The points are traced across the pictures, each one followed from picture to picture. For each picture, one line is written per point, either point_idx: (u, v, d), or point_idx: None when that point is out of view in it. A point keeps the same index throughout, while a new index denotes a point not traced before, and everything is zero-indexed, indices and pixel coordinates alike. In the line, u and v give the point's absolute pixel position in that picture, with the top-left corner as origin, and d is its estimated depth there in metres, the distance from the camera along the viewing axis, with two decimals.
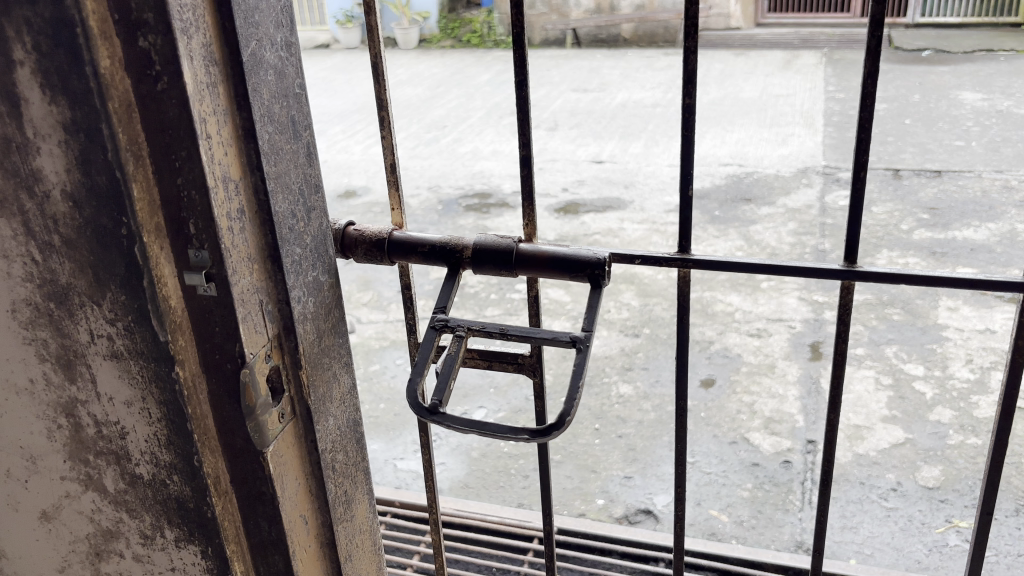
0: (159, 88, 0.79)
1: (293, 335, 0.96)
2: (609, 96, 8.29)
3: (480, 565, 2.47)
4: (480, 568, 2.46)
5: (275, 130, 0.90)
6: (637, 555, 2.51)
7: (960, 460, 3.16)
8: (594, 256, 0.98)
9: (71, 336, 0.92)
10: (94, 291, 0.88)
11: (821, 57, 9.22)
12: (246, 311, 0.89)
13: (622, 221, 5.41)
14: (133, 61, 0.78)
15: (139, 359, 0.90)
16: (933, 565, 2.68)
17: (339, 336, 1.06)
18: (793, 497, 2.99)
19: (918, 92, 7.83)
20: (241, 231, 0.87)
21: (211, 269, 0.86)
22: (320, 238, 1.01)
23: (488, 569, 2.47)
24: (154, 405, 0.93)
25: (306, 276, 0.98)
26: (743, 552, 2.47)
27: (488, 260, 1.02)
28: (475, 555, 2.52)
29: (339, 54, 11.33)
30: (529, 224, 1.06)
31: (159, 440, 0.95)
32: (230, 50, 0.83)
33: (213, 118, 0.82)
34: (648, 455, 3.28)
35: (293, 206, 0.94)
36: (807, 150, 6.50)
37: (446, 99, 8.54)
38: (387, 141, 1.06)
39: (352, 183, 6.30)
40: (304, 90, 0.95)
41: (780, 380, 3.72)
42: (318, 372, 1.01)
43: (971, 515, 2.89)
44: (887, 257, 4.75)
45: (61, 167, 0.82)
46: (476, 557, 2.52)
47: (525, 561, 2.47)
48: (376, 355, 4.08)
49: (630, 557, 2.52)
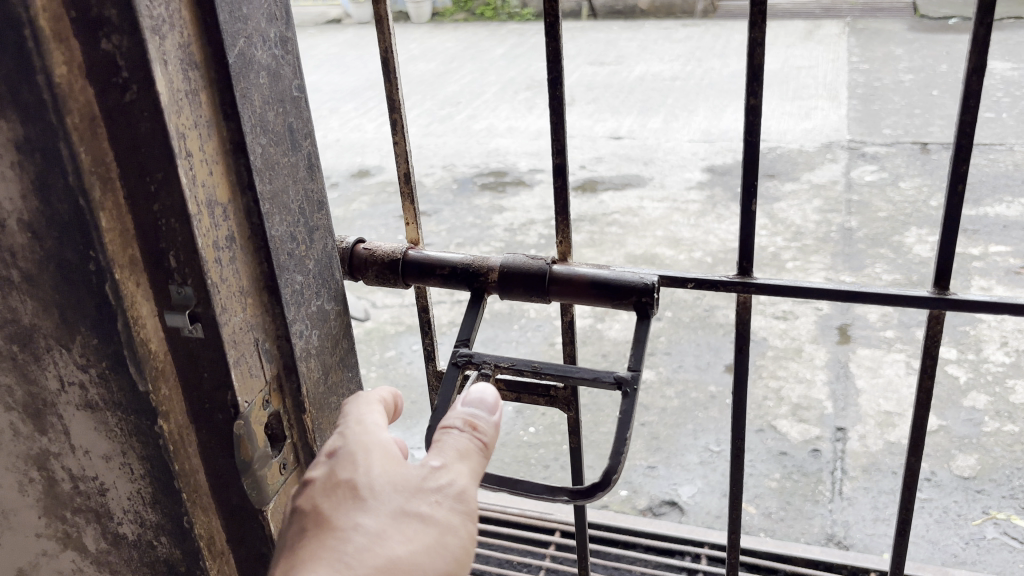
0: (127, 99, 0.66)
1: (295, 374, 0.84)
2: (627, 69, 8.10)
3: (499, 559, 2.21)
4: (499, 562, 2.21)
5: (269, 142, 0.77)
6: (661, 549, 2.25)
7: (998, 449, 2.92)
8: (640, 282, 0.85)
9: (38, 383, 0.79)
10: (62, 334, 0.75)
11: (844, 26, 8.99)
12: (238, 355, 0.77)
13: (641, 199, 5.28)
14: (97, 67, 0.66)
15: (116, 411, 0.78)
16: (969, 560, 2.49)
17: (348, 370, 0.94)
18: (822, 487, 2.85)
19: (946, 61, 7.60)
20: (232, 261, 0.75)
21: (196, 308, 0.74)
22: (324, 260, 0.88)
23: (506, 564, 2.21)
24: (135, 460, 0.80)
25: (310, 306, 0.85)
26: (772, 545, 2.13)
27: (518, 285, 0.89)
28: (495, 546, 2.28)
29: (351, 29, 11.12)
30: (563, 242, 0.93)
31: (143, 498, 0.83)
32: (213, 51, 0.70)
33: (194, 133, 0.69)
34: (671, 444, 3.14)
35: (292, 228, 0.82)
36: (831, 124, 6.32)
37: (460, 74, 8.37)
38: (401, 147, 0.94)
39: (366, 162, 6.16)
40: (303, 92, 0.82)
41: (807, 365, 3.54)
42: (323, 413, 0.89)
43: (1009, 506, 2.68)
44: (916, 236, 4.59)
45: (16, 193, 0.69)
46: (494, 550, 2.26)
47: (547, 556, 2.23)
48: (391, 340, 3.96)
49: (654, 551, 2.27)
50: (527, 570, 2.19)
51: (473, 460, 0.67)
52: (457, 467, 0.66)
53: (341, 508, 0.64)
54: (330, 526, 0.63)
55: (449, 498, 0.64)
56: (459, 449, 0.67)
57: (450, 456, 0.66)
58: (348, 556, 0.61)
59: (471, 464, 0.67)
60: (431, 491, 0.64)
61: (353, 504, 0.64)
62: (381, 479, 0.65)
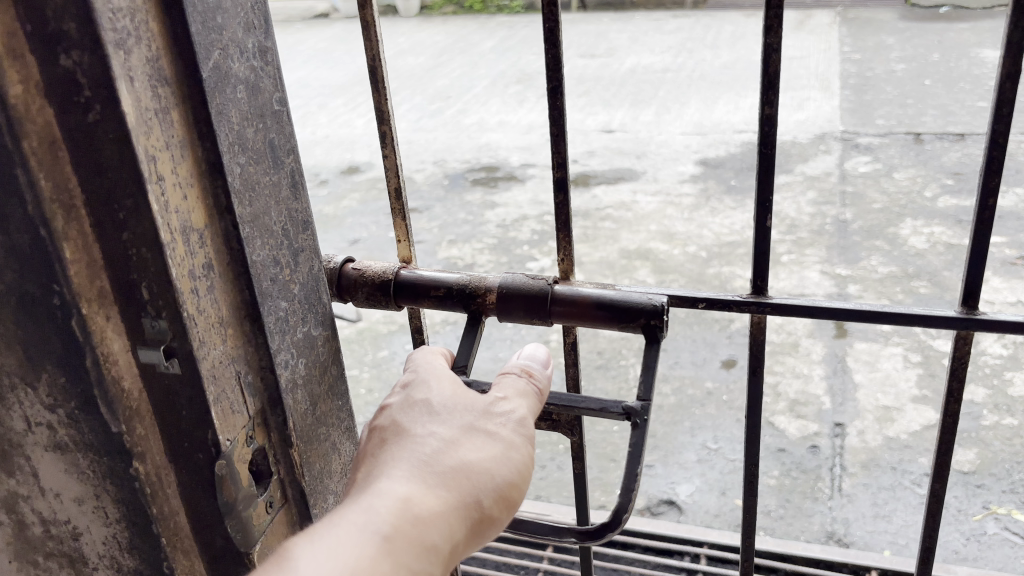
0: (90, 119, 0.60)
1: (281, 407, 0.78)
2: (617, 62, 8.03)
3: (496, 561, 2.09)
4: (496, 565, 2.09)
5: (248, 161, 0.71)
6: (660, 549, 2.16)
7: (997, 441, 2.79)
8: (650, 303, 0.80)
9: (3, 424, 0.74)
10: (26, 372, 0.70)
11: (835, 16, 8.93)
12: (218, 391, 0.72)
13: (635, 193, 5.23)
14: (58, 86, 0.60)
15: (87, 452, 0.72)
16: (971, 556, 2.37)
17: (337, 399, 0.88)
18: (822, 484, 2.75)
19: (938, 50, 7.56)
20: (210, 291, 0.69)
21: (171, 342, 0.68)
22: (311, 283, 0.82)
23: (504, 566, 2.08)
24: (110, 503, 0.75)
25: (295, 333, 0.80)
26: (771, 544, 2.04)
27: (517, 306, 0.83)
28: (492, 548, 2.15)
29: (339, 23, 11.01)
30: (564, 259, 0.88)
31: (119, 542, 0.77)
32: (184, 64, 0.64)
33: (166, 155, 0.64)
34: (669, 442, 3.08)
35: (276, 252, 0.76)
36: (824, 115, 6.27)
37: (450, 68, 8.30)
38: (391, 163, 0.90)
39: (355, 158, 6.09)
40: (284, 106, 0.76)
41: (804, 360, 3.45)
42: (311, 446, 0.83)
43: (1011, 500, 2.54)
44: (911, 227, 4.54)
45: None
46: (490, 553, 2.14)
47: (545, 556, 2.10)
48: (383, 340, 3.89)
49: (653, 551, 2.18)
50: (524, 571, 2.07)
51: (531, 399, 0.75)
52: (519, 401, 0.74)
53: (417, 420, 0.71)
54: (407, 433, 0.70)
55: (513, 421, 0.72)
56: (518, 388, 0.75)
57: (511, 392, 0.74)
58: (425, 455, 0.69)
59: (529, 402, 0.75)
60: (496, 415, 0.72)
61: (428, 418, 0.71)
62: (452, 400, 0.73)
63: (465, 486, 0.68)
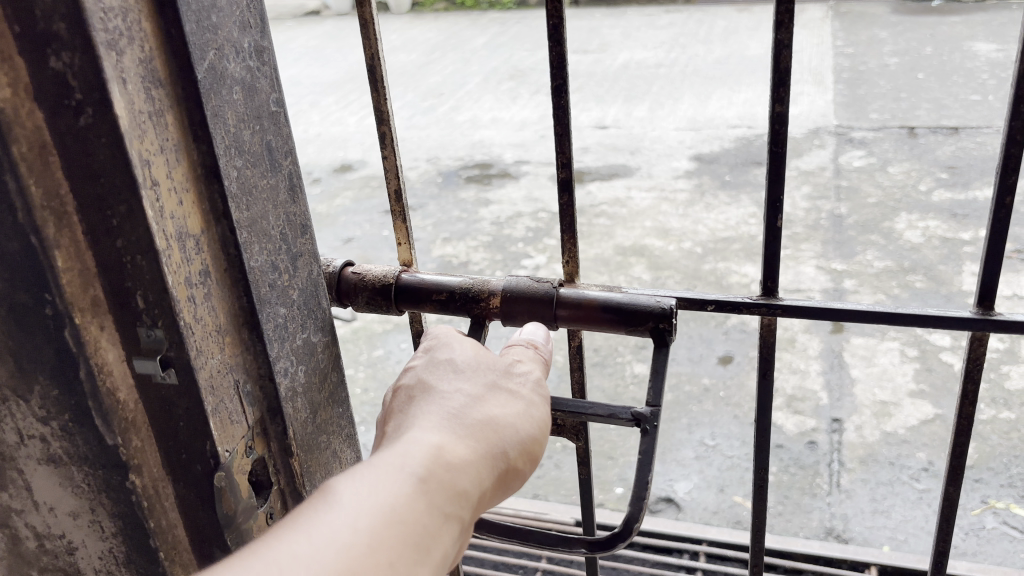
0: (81, 123, 0.58)
1: (280, 416, 0.76)
2: (610, 57, 8.00)
3: (495, 561, 2.06)
4: (494, 565, 2.06)
5: (245, 164, 0.69)
6: (659, 547, 2.14)
7: (994, 436, 2.77)
8: (657, 305, 0.78)
9: None
10: (17, 383, 0.68)
11: (827, 10, 8.91)
12: (216, 401, 0.70)
13: (629, 189, 5.21)
14: (47, 89, 0.58)
15: (82, 465, 0.71)
16: (970, 550, 2.35)
17: (338, 407, 0.87)
18: (820, 480, 2.74)
19: (930, 44, 7.55)
20: (207, 298, 0.67)
21: (167, 351, 0.66)
22: (310, 288, 0.80)
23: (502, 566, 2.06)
24: (106, 516, 0.73)
25: (294, 340, 0.78)
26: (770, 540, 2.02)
27: (520, 309, 0.82)
28: (491, 548, 2.12)
29: (331, 20, 10.97)
30: (569, 261, 0.86)
31: (117, 556, 0.76)
32: (178, 65, 0.62)
33: (160, 159, 0.62)
34: (666, 439, 3.07)
35: (274, 256, 0.74)
36: (818, 109, 6.25)
37: (442, 65, 8.27)
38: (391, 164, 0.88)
39: (348, 156, 6.05)
40: (281, 107, 0.74)
41: (801, 355, 3.44)
42: (311, 455, 0.82)
43: (1010, 495, 2.52)
44: (907, 221, 4.53)
45: None
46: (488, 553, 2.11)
47: (543, 557, 2.07)
48: (379, 339, 3.86)
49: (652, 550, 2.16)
50: (523, 571, 2.04)
51: (544, 364, 0.77)
52: (534, 364, 0.75)
53: (441, 377, 0.71)
54: (433, 389, 0.70)
55: (532, 382, 0.73)
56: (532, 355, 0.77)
57: (527, 355, 0.76)
58: (453, 408, 0.68)
59: (543, 366, 0.76)
60: (516, 375, 0.73)
61: (452, 374, 0.72)
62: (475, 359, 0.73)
63: (494, 437, 0.68)
